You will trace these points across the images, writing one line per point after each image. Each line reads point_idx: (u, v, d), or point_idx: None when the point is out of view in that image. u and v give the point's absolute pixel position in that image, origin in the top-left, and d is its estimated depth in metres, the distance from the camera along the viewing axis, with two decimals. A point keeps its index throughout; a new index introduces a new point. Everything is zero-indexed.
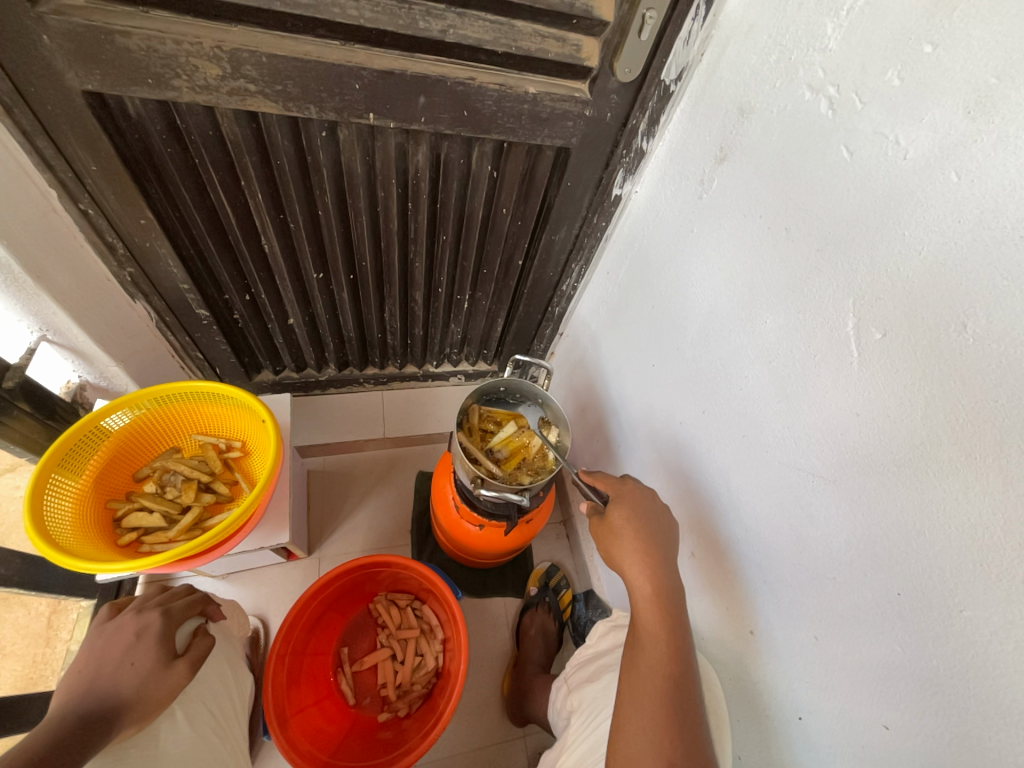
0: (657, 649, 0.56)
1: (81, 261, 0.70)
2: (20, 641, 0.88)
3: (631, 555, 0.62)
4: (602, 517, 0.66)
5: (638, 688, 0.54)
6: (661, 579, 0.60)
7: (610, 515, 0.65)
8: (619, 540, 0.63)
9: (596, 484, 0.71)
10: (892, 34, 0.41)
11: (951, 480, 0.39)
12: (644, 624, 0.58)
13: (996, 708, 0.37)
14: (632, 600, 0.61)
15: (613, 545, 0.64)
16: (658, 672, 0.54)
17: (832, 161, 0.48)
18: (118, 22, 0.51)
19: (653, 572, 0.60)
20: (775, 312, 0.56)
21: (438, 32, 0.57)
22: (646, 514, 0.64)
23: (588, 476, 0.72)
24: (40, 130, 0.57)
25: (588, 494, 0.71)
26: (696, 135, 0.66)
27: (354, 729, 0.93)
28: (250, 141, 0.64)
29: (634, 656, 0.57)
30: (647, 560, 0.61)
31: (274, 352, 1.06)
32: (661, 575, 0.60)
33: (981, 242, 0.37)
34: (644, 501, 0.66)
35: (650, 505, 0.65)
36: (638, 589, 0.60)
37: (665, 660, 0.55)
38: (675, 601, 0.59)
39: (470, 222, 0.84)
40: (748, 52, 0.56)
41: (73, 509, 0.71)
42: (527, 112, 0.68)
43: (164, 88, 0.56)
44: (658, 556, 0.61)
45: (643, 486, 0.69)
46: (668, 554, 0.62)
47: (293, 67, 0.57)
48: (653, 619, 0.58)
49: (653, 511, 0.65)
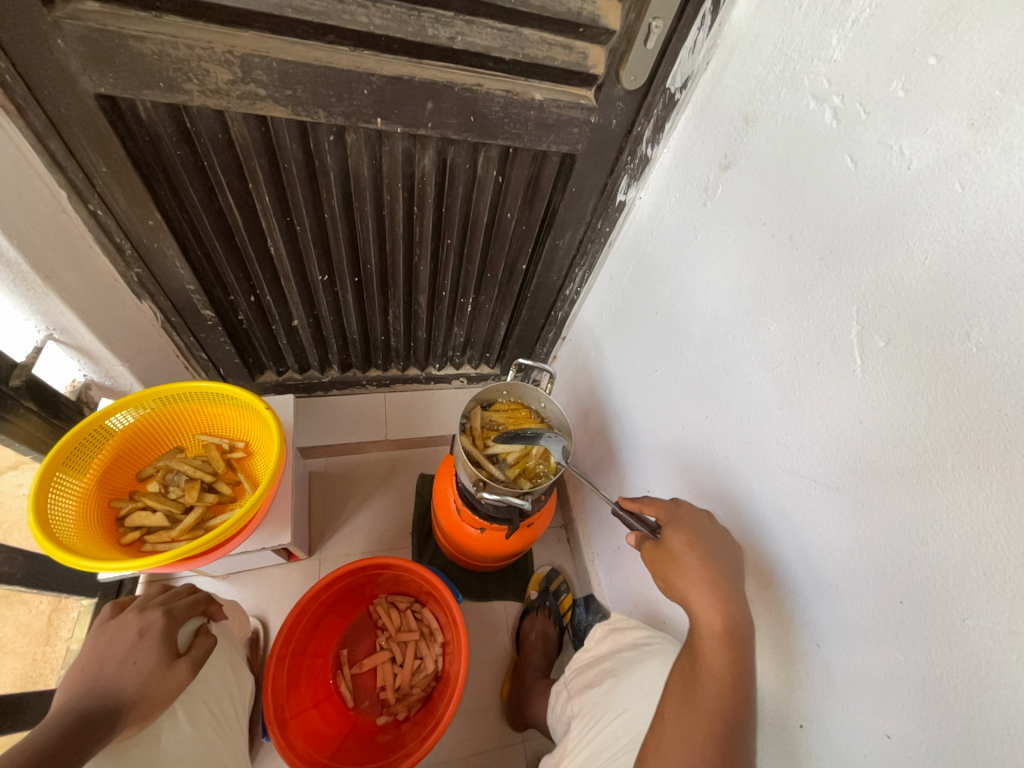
0: (720, 690, 0.52)
1: (89, 261, 0.71)
2: (21, 639, 0.86)
3: (700, 586, 0.56)
4: (660, 544, 0.61)
5: (690, 720, 0.52)
6: (733, 615, 0.54)
7: (670, 540, 0.61)
8: (681, 567, 0.58)
9: (642, 512, 0.67)
10: (895, 47, 0.42)
11: (955, 488, 0.39)
12: (709, 662, 0.54)
13: (1000, 717, 0.37)
14: (694, 629, 0.56)
15: (674, 574, 0.59)
16: (716, 714, 0.51)
17: (837, 170, 0.48)
18: (131, 26, 0.52)
19: (727, 607, 0.55)
20: (778, 318, 0.57)
21: (447, 39, 0.58)
22: (710, 542, 0.59)
23: (633, 503, 0.68)
24: (52, 133, 0.58)
25: (633, 524, 0.67)
26: (701, 143, 0.67)
27: (353, 733, 0.93)
28: (259, 144, 0.65)
29: (687, 683, 0.54)
30: (663, 572, 0.60)
31: (278, 353, 1.06)
32: (732, 612, 0.55)
33: (985, 252, 0.37)
34: (705, 527, 0.61)
35: (665, 518, 0.64)
36: (705, 621, 0.55)
37: (724, 702, 0.52)
38: (744, 641, 0.54)
39: (475, 226, 0.84)
40: (754, 61, 0.56)
41: (76, 507, 0.72)
42: (534, 119, 0.68)
43: (176, 91, 0.57)
44: (728, 590, 0.56)
45: (701, 512, 0.64)
46: (725, 576, 0.57)
47: (302, 72, 0.57)
48: (718, 656, 0.53)
49: (720, 543, 0.60)
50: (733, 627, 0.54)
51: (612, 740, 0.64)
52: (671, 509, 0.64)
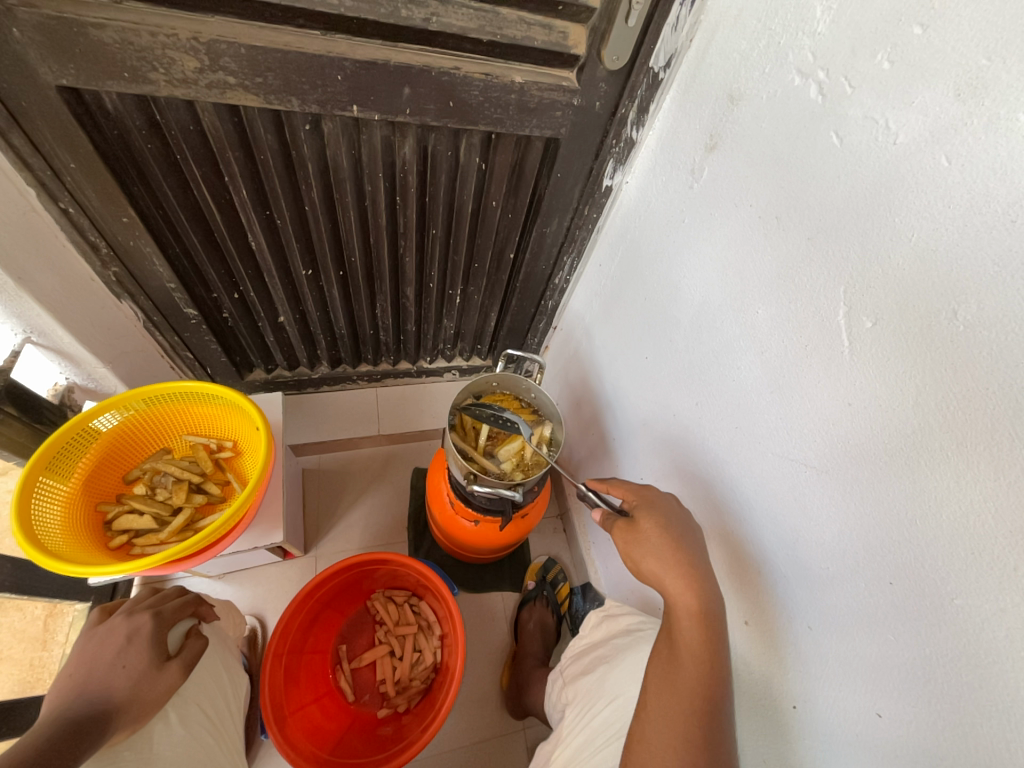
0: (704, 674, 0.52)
1: (64, 260, 0.69)
2: (17, 645, 0.89)
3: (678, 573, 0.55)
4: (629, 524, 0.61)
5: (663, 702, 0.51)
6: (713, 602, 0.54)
7: (654, 532, 0.59)
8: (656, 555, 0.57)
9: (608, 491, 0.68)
10: (881, 18, 0.41)
11: (943, 469, 0.39)
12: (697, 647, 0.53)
13: (990, 695, 0.37)
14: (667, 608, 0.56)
15: (650, 561, 0.58)
16: (694, 689, 0.51)
17: (823, 148, 0.47)
18: (90, 14, 0.49)
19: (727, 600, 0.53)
20: (767, 302, 0.56)
21: (421, 21, 0.56)
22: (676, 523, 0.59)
23: (600, 484, 0.70)
24: (15, 127, 0.56)
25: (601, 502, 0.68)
26: (686, 124, 0.65)
27: (354, 726, 0.93)
28: (232, 135, 0.63)
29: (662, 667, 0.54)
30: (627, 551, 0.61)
31: (265, 350, 1.05)
32: (710, 592, 0.54)
33: (972, 227, 0.36)
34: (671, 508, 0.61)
35: (632, 499, 0.64)
36: (691, 610, 0.54)
37: (705, 677, 0.51)
38: (729, 623, 0.54)
39: (459, 215, 0.83)
40: (737, 38, 0.55)
41: (62, 512, 0.71)
42: (515, 102, 0.67)
43: (141, 81, 0.55)
44: (712, 573, 0.56)
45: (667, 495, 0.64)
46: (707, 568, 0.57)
47: (273, 59, 0.55)
48: (698, 642, 0.53)
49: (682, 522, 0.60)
50: (709, 609, 0.53)
51: (606, 724, 0.65)
52: (637, 492, 0.64)
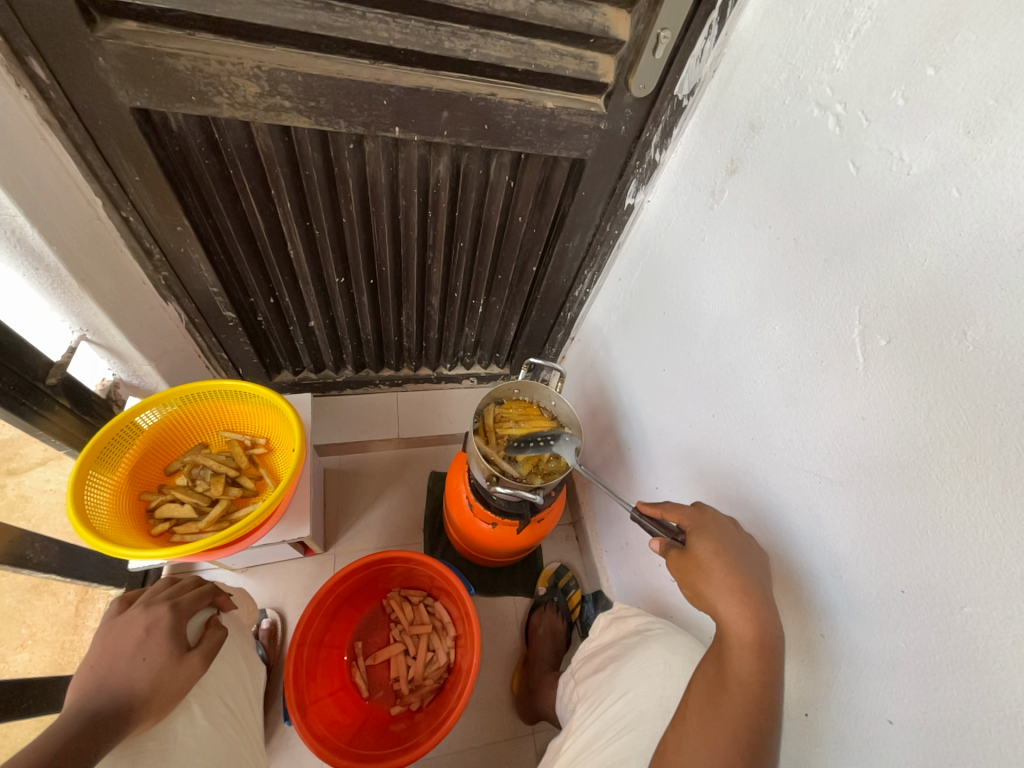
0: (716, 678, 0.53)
1: (120, 264, 0.74)
2: (50, 628, 0.93)
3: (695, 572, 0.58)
4: (685, 552, 0.61)
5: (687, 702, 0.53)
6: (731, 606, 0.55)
7: (689, 545, 0.60)
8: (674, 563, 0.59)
9: (663, 517, 0.68)
10: (895, 58, 0.44)
11: (954, 481, 0.41)
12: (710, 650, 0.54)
13: (998, 701, 0.38)
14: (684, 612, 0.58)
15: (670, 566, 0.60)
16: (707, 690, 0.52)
17: (840, 175, 0.50)
18: (167, 44, 0.54)
19: (746, 608, 0.54)
20: (784, 319, 0.58)
21: (462, 52, 0.60)
22: (733, 545, 0.59)
23: (653, 509, 0.69)
24: (90, 144, 0.61)
25: (657, 530, 0.67)
26: (708, 147, 0.68)
27: (368, 720, 0.96)
28: (282, 153, 0.68)
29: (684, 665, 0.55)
30: (689, 580, 0.60)
31: (294, 353, 1.10)
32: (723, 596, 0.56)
33: (981, 254, 0.39)
34: (730, 533, 0.60)
35: (689, 524, 0.64)
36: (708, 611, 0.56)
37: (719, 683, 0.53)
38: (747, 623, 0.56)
39: (487, 229, 0.87)
40: (759, 69, 0.58)
41: (109, 499, 0.75)
42: (545, 126, 0.70)
43: (207, 104, 0.60)
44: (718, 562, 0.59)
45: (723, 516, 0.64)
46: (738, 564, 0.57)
47: (326, 85, 0.60)
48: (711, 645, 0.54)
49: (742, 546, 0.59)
50: (722, 612, 0.55)
51: (615, 718, 0.66)
52: (694, 516, 0.64)
